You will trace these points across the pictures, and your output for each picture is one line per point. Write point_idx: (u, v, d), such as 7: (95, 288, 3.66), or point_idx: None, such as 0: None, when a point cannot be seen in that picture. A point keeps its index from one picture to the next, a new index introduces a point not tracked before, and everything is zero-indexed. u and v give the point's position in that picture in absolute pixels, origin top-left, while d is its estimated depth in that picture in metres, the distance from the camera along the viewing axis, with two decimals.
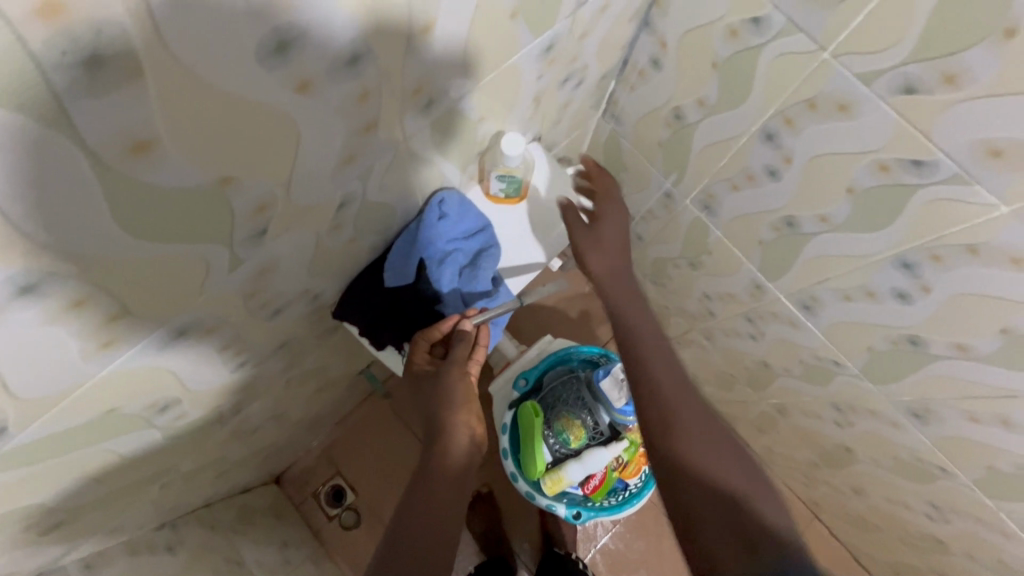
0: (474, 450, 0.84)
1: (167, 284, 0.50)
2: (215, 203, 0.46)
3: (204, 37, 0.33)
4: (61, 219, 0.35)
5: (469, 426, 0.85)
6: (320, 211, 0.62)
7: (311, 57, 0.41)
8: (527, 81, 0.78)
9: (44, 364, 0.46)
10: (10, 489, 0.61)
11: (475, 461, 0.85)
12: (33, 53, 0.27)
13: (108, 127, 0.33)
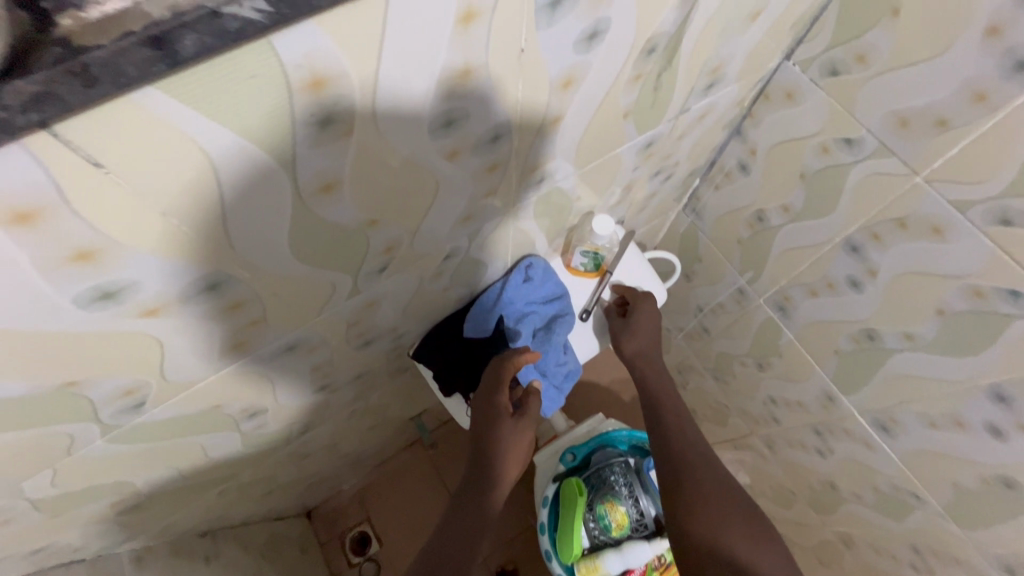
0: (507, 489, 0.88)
1: (302, 300, 0.58)
2: (360, 239, 0.54)
3: (400, 112, 0.42)
4: (257, 236, 0.44)
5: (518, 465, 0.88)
6: (430, 259, 0.69)
7: (465, 133, 0.50)
8: (624, 170, 0.85)
9: (195, 351, 0.54)
10: (119, 464, 0.68)
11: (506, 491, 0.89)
12: (294, 115, 0.36)
13: (315, 170, 0.41)
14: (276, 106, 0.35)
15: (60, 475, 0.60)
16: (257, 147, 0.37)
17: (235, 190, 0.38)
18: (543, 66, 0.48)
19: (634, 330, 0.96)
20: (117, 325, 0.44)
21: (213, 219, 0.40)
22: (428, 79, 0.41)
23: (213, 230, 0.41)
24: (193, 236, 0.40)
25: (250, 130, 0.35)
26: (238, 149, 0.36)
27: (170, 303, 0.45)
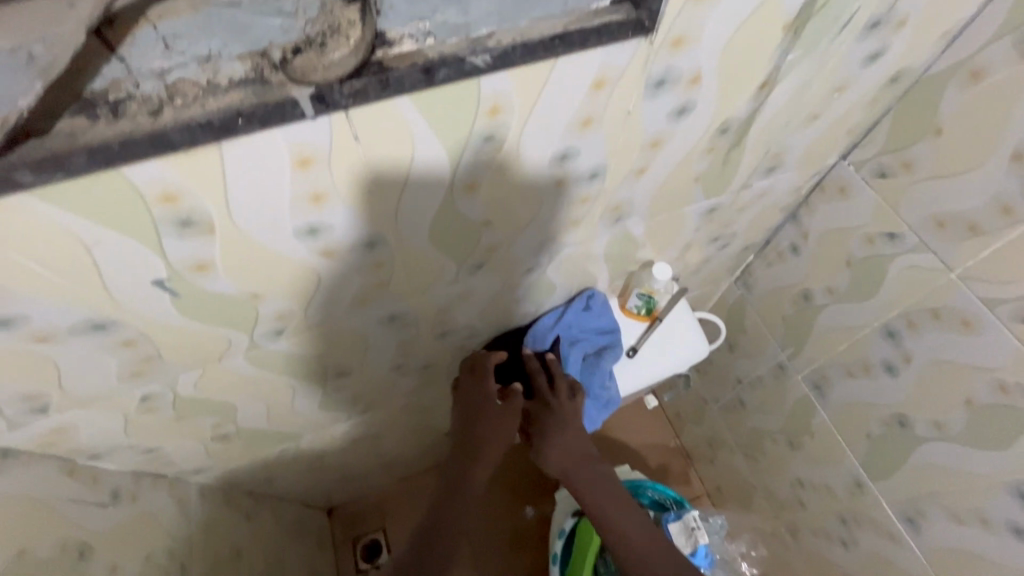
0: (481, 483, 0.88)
1: (418, 275, 0.73)
2: (474, 234, 0.69)
3: (539, 143, 0.57)
4: (414, 210, 0.60)
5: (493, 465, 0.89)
6: (516, 268, 0.84)
7: (575, 168, 0.65)
8: (687, 228, 0.99)
9: (335, 296, 0.69)
10: (237, 386, 0.82)
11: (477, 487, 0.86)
12: (477, 130, 0.52)
13: (470, 171, 0.57)
14: (469, 123, 0.50)
15: (204, 379, 0.76)
16: (445, 148, 0.52)
17: (419, 173, 0.54)
18: (640, 129, 0.63)
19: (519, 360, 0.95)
20: (304, 256, 0.59)
21: (395, 190, 0.55)
22: (558, 128, 0.57)
23: (392, 199, 0.56)
24: (380, 201, 0.56)
25: (447, 135, 0.51)
26: (434, 146, 0.51)
27: (341, 249, 0.61)
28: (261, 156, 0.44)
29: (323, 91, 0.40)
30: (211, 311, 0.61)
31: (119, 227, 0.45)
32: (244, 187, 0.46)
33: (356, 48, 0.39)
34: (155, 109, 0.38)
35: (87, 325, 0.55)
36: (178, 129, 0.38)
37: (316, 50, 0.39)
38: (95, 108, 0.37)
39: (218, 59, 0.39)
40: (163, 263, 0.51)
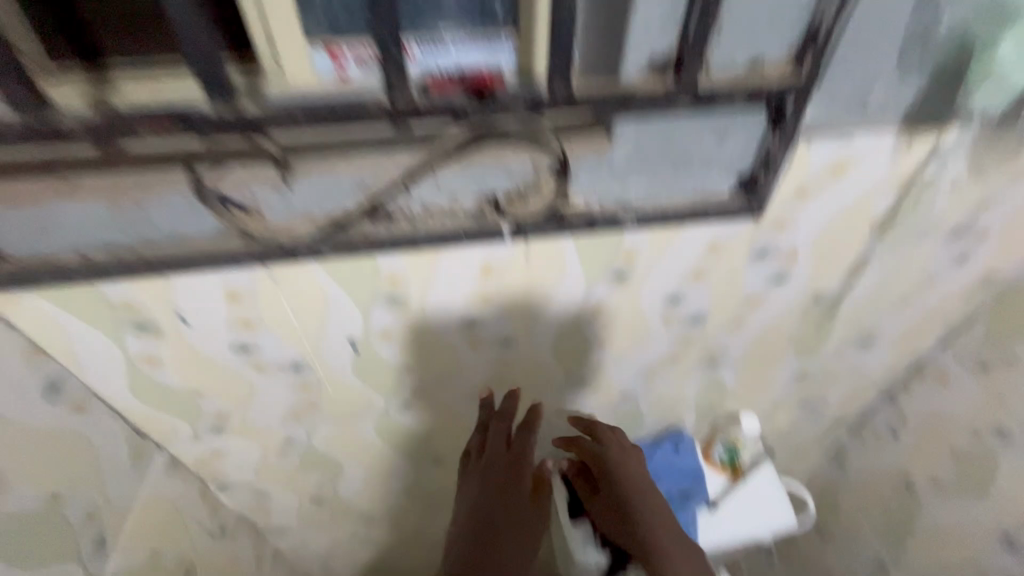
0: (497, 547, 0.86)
1: (532, 378, 0.85)
2: (587, 350, 0.82)
3: (657, 283, 0.72)
4: (548, 321, 0.74)
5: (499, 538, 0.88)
6: (612, 392, 0.93)
7: (683, 311, 0.78)
8: (777, 387, 1.04)
9: (463, 381, 0.83)
10: (352, 448, 0.94)
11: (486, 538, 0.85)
12: (613, 266, 0.67)
13: (599, 296, 0.72)
14: (608, 259, 0.66)
15: (334, 435, 0.89)
16: (586, 276, 0.68)
17: (561, 291, 0.70)
18: (740, 286, 0.75)
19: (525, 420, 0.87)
20: (456, 341, 0.75)
21: (540, 302, 0.71)
22: (672, 276, 0.71)
23: (535, 308, 0.72)
24: (526, 308, 0.72)
25: (590, 266, 0.67)
26: (579, 273, 0.68)
27: (484, 341, 0.76)
28: (460, 262, 0.63)
29: (519, 226, 0.59)
30: (372, 373, 0.77)
31: (352, 294, 0.64)
32: (440, 282, 0.65)
33: (546, 200, 0.58)
34: (412, 223, 0.58)
35: (289, 363, 0.73)
36: (424, 236, 0.58)
37: (521, 199, 0.57)
38: (376, 218, 0.57)
39: (459, 197, 0.57)
40: (363, 328, 0.69)
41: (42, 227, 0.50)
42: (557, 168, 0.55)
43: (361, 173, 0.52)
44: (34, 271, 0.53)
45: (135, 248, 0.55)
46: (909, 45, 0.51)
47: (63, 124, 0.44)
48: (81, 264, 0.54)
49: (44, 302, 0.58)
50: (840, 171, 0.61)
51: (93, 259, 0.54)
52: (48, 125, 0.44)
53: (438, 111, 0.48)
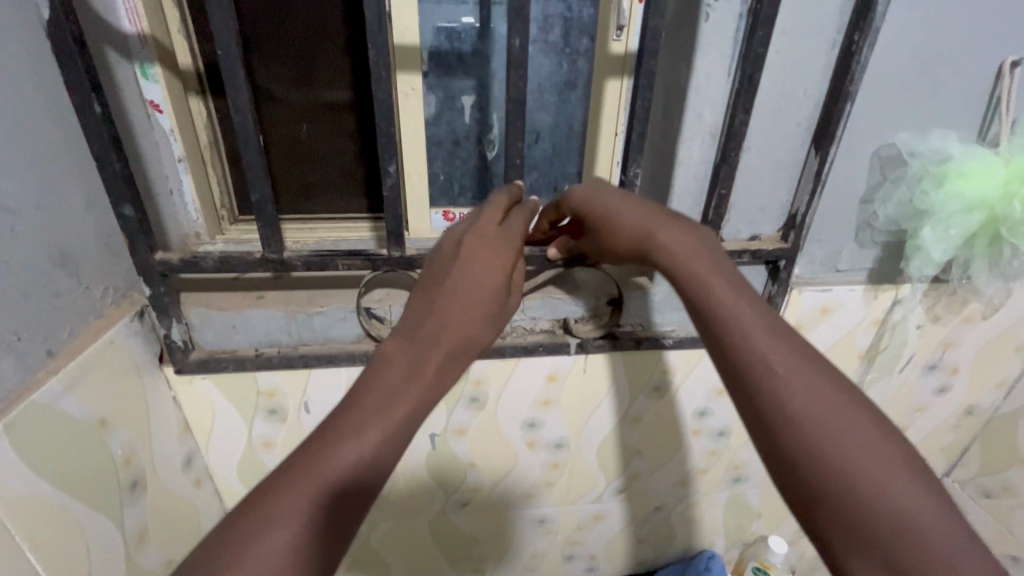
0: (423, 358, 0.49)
1: (576, 482, 0.95)
2: (624, 459, 0.93)
3: (687, 398, 0.86)
4: (596, 427, 0.88)
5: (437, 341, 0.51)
6: (646, 504, 1.01)
7: (709, 424, 0.91)
8: None
9: (516, 483, 0.93)
10: (402, 550, 0.99)
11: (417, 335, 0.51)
12: (652, 381, 0.83)
13: (640, 406, 0.86)
14: (649, 375, 0.82)
15: (390, 532, 0.96)
16: (631, 388, 0.84)
17: (610, 402, 0.85)
18: None
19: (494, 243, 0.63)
20: (516, 441, 0.87)
21: (590, 409, 0.85)
22: (700, 392, 0.86)
23: (586, 414, 0.86)
24: (579, 414, 0.85)
25: (635, 380, 0.83)
26: (624, 386, 0.83)
27: (540, 443, 0.88)
28: (532, 372, 0.79)
29: (582, 343, 0.76)
30: (440, 468, 0.88)
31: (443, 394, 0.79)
32: (513, 387, 0.80)
33: (603, 325, 0.76)
34: (501, 336, 0.75)
35: None
36: (511, 347, 0.75)
37: (585, 322, 0.77)
38: None
39: (536, 319, 0.76)
40: (444, 424, 0.83)
41: (235, 325, 0.69)
42: (613, 301, 0.76)
43: None
44: (218, 360, 0.70)
45: (293, 346, 0.72)
46: (859, 226, 0.73)
47: (287, 257, 0.64)
48: (252, 355, 0.71)
49: (208, 386, 0.72)
50: (828, 312, 0.79)
51: (262, 352, 0.71)
52: (278, 257, 0.64)
53: (537, 260, 0.69)
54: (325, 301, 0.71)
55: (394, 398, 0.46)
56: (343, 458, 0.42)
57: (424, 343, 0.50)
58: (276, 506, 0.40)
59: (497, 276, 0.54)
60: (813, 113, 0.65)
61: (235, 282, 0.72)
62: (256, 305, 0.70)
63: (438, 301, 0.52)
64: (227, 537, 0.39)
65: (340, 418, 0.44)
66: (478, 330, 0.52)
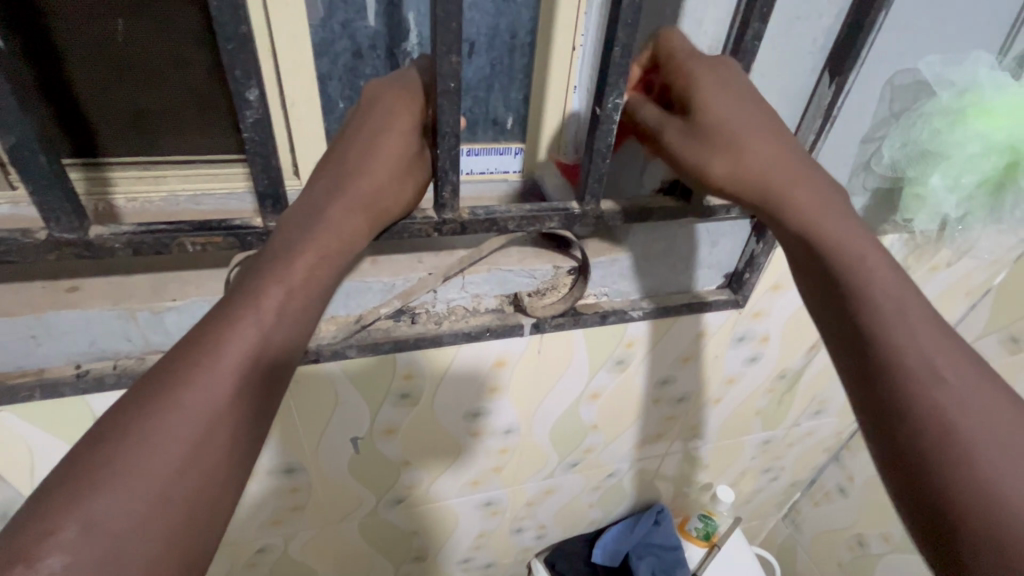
0: (301, 287, 0.39)
1: (527, 463, 0.84)
2: (579, 435, 0.83)
3: (651, 368, 0.76)
4: (549, 408, 0.76)
5: (308, 264, 0.40)
6: (599, 472, 0.93)
7: (671, 391, 0.82)
8: (744, 456, 1.09)
9: (459, 474, 0.81)
10: (328, 555, 0.85)
11: (296, 260, 0.40)
12: (615, 355, 0.71)
13: (601, 383, 0.75)
14: (612, 350, 0.70)
15: (312, 540, 0.81)
16: (591, 365, 0.71)
17: (567, 381, 0.72)
18: (721, 368, 0.82)
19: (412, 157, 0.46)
20: (460, 433, 0.74)
21: (543, 390, 0.72)
22: (664, 362, 0.76)
23: (537, 396, 0.73)
24: (532, 397, 0.73)
25: (597, 356, 0.70)
26: (584, 364, 0.71)
27: (487, 431, 0.75)
28: (474, 359, 0.64)
29: (539, 322, 0.61)
30: (368, 471, 0.73)
31: (366, 395, 0.63)
32: (453, 378, 0.65)
33: (565, 300, 0.61)
34: (437, 321, 0.59)
35: (283, 467, 0.68)
36: (449, 334, 0.59)
37: (539, 297, 0.61)
38: (401, 317, 0.58)
39: (481, 296, 0.60)
40: (368, 426, 0.67)
41: (32, 333, 0.46)
42: (577, 269, 0.60)
43: (393, 277, 0.54)
44: (14, 387, 0.47)
45: (140, 357, 0.50)
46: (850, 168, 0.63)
47: (98, 237, 0.41)
48: (73, 377, 0.49)
49: (8, 421, 0.50)
50: None
51: (89, 370, 0.49)
52: (81, 238, 0.41)
53: (482, 224, 0.50)
54: (179, 290, 0.49)
55: (293, 253, 0.40)
56: (241, 336, 0.36)
57: (282, 265, 0.39)
58: (96, 474, 0.31)
59: (405, 138, 0.45)
60: (831, 27, 0.50)
61: (29, 271, 0.47)
62: (62, 304, 0.46)
63: (348, 158, 0.44)
64: (101, 441, 0.32)
65: (237, 293, 0.38)
66: (386, 180, 0.44)
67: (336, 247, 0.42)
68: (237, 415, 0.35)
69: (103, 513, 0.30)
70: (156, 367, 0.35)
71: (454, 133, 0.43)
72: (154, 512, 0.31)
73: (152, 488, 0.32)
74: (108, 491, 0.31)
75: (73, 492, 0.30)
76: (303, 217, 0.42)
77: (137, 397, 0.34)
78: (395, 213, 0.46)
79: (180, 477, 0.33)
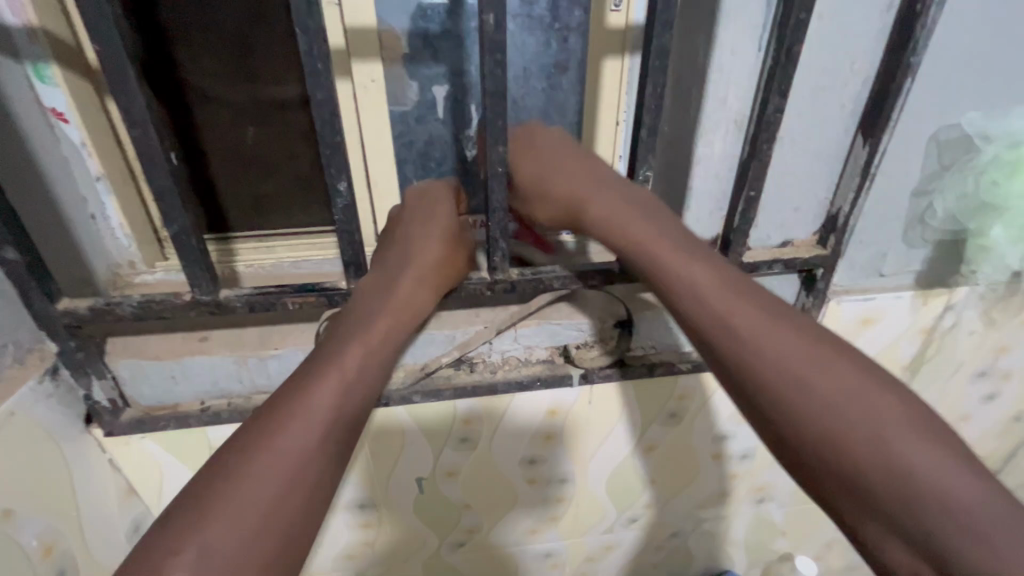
0: (383, 346, 0.47)
1: (584, 516, 0.85)
2: (637, 489, 0.83)
3: (708, 422, 0.76)
4: (604, 460, 0.77)
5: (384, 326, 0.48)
6: (660, 530, 0.91)
7: (731, 448, 0.80)
8: (827, 526, 1.00)
9: (516, 523, 0.83)
10: None
11: (377, 325, 0.48)
12: (667, 408, 0.73)
13: (655, 436, 0.76)
14: (665, 402, 0.72)
15: None
16: (644, 418, 0.73)
17: (620, 433, 0.74)
18: None
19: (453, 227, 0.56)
20: (516, 480, 0.77)
21: (597, 441, 0.75)
22: (720, 417, 0.76)
23: (591, 446, 0.75)
24: (587, 447, 0.75)
25: (648, 408, 0.72)
26: (635, 416, 0.73)
27: (544, 480, 0.78)
28: (528, 407, 0.69)
29: (587, 373, 0.66)
30: (432, 512, 0.78)
31: (429, 437, 0.69)
32: (509, 424, 0.70)
33: (612, 352, 0.65)
34: (492, 370, 0.65)
35: (357, 502, 0.75)
36: (503, 383, 0.65)
37: (587, 349, 0.65)
38: (460, 366, 0.64)
39: (532, 348, 0.65)
40: (432, 467, 0.73)
41: (174, 374, 0.58)
42: (622, 324, 0.63)
43: (454, 330, 0.61)
44: (155, 417, 0.59)
45: (247, 396, 0.61)
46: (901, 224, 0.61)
47: (224, 298, 0.53)
48: (198, 411, 0.60)
49: (148, 446, 0.62)
50: (869, 324, 0.68)
51: (210, 406, 0.60)
52: (213, 299, 0.52)
53: (529, 283, 0.56)
54: (281, 340, 0.59)
55: (369, 318, 0.48)
56: (328, 385, 0.42)
57: (363, 327, 0.47)
58: (205, 510, 0.35)
59: (448, 217, 0.56)
60: (860, 92, 0.53)
61: (175, 324, 0.60)
62: (195, 351, 0.58)
63: (406, 241, 0.54)
64: (208, 483, 0.37)
65: (320, 355, 0.45)
66: (439, 253, 0.53)
67: (407, 310, 0.50)
68: (323, 456, 0.40)
69: (214, 541, 0.34)
70: (255, 414, 0.41)
71: (502, 207, 0.51)
72: (254, 539, 0.36)
73: (256, 519, 0.36)
74: (221, 519, 0.35)
75: (189, 525, 0.35)
76: (375, 283, 0.51)
77: (229, 446, 0.39)
78: (456, 279, 0.54)
79: (276, 509, 0.37)
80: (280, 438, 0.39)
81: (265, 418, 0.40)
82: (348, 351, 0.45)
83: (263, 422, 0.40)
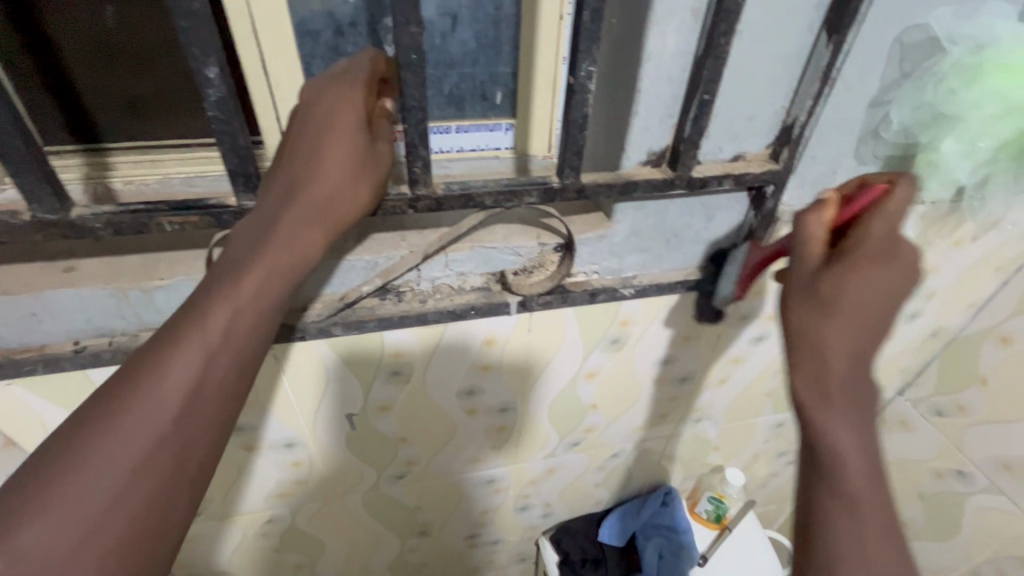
0: (260, 301, 0.39)
1: (525, 443, 0.85)
2: (579, 415, 0.82)
3: (648, 348, 0.75)
4: (545, 389, 0.76)
5: (263, 279, 0.40)
6: (600, 451, 0.93)
7: (670, 373, 0.80)
8: (755, 439, 1.05)
9: (458, 453, 0.82)
10: (339, 526, 0.88)
11: (250, 273, 0.39)
12: (609, 335, 0.70)
13: (596, 362, 0.74)
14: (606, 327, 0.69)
15: (317, 511, 0.84)
16: (585, 345, 0.71)
17: (561, 361, 0.72)
18: (724, 346, 0.79)
19: (358, 151, 0.44)
20: (454, 412, 0.75)
21: (537, 370, 0.72)
22: (661, 343, 0.74)
23: (530, 376, 0.73)
24: (526, 377, 0.73)
25: (591, 335, 0.70)
26: (576, 343, 0.70)
27: (483, 411, 0.76)
28: (463, 337, 0.64)
29: (525, 300, 0.61)
30: (368, 447, 0.75)
31: (356, 372, 0.64)
32: (444, 357, 0.66)
33: (552, 278, 0.60)
34: (422, 299, 0.60)
35: (283, 441, 0.70)
36: (434, 313, 0.59)
37: (526, 275, 0.61)
38: (386, 295, 0.58)
39: (466, 274, 0.60)
40: (362, 403, 0.68)
41: (33, 311, 0.48)
42: (563, 246, 0.59)
43: (376, 255, 0.55)
44: (19, 361, 0.50)
45: (133, 334, 0.53)
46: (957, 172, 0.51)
47: (78, 218, 0.43)
48: (71, 353, 0.51)
49: (18, 393, 0.53)
50: None
51: (86, 346, 0.52)
52: (61, 219, 0.43)
53: (457, 199, 0.49)
54: (167, 269, 0.50)
55: (241, 266, 0.40)
56: (186, 352, 0.36)
57: (232, 277, 0.39)
58: (36, 502, 0.32)
59: (353, 138, 0.44)
60: None
61: (31, 252, 0.50)
62: (58, 283, 0.48)
63: (297, 166, 0.44)
64: (45, 465, 0.33)
65: (188, 309, 0.38)
66: (336, 185, 0.43)
67: (295, 259, 0.41)
68: (185, 433, 0.35)
69: (44, 536, 0.32)
70: (108, 385, 0.36)
71: (418, 105, 0.43)
72: (103, 521, 0.33)
73: (93, 510, 0.33)
74: (53, 510, 0.32)
75: (14, 517, 0.32)
76: (261, 221, 0.42)
77: (77, 423, 0.34)
78: (355, 217, 0.46)
79: (123, 498, 0.33)
80: (127, 418, 0.34)
81: (117, 393, 0.35)
82: (219, 308, 0.37)
83: (117, 397, 0.35)
